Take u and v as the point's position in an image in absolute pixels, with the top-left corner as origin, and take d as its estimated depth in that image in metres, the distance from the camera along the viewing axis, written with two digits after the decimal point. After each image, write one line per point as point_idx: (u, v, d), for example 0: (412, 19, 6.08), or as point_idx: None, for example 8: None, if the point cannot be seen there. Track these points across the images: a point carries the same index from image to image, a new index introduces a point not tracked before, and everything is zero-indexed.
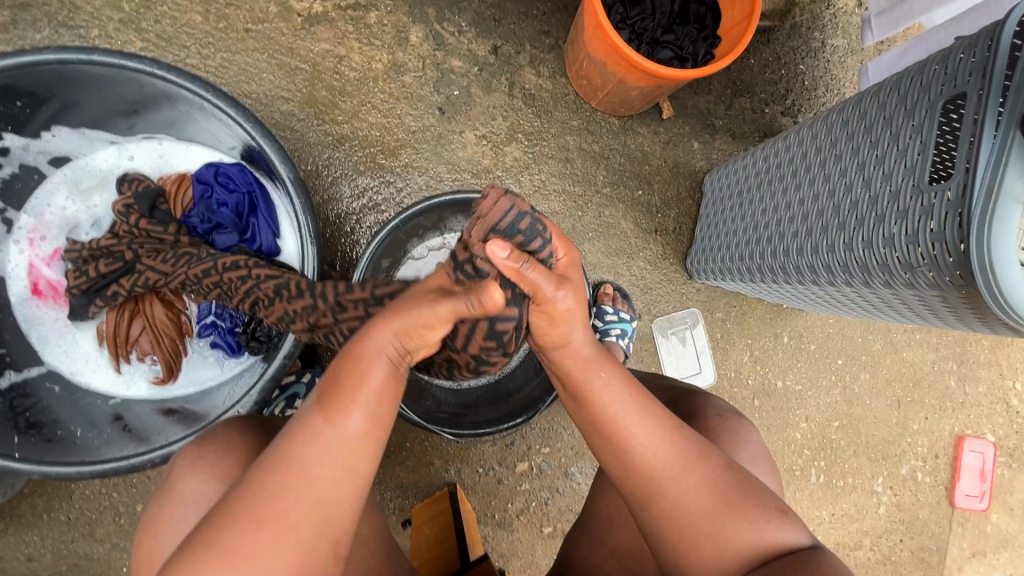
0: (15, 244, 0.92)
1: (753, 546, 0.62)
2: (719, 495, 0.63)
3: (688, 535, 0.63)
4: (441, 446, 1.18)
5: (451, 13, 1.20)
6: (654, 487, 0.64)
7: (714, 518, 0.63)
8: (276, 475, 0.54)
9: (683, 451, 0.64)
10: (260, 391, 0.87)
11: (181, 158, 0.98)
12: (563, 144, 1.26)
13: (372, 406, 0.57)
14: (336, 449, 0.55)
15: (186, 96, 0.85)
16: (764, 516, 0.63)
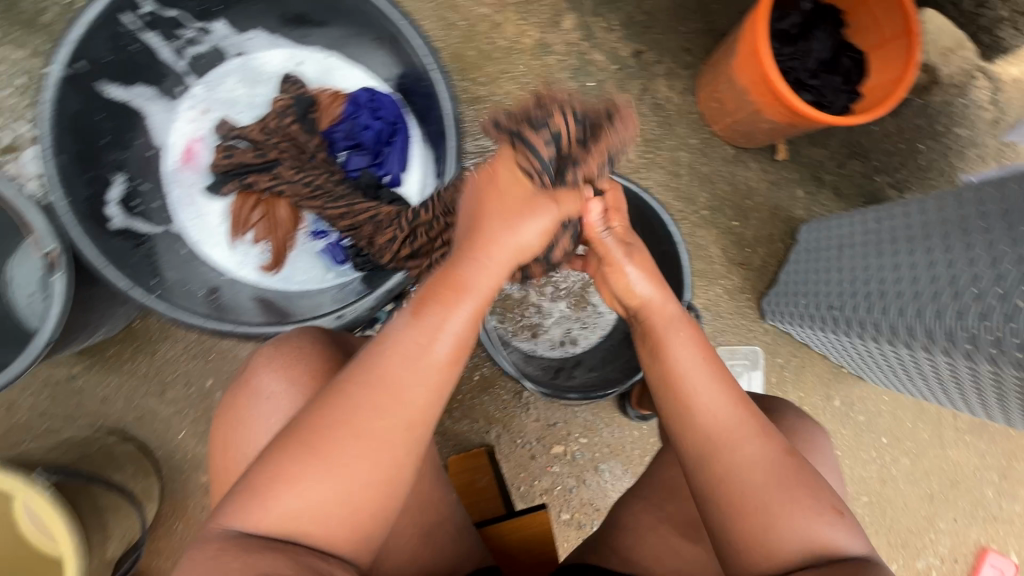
0: (183, 114, 1.00)
1: (810, 540, 0.63)
2: (777, 475, 0.65)
3: (750, 508, 0.64)
4: (489, 409, 1.22)
5: (606, 10, 1.26)
6: (720, 453, 0.66)
7: (767, 492, 0.64)
8: (375, 397, 0.58)
9: (750, 426, 0.68)
10: (374, 301, 0.92)
11: (343, 77, 1.04)
12: (676, 158, 1.29)
13: (465, 324, 0.61)
14: (428, 373, 0.60)
15: (379, 20, 0.89)
16: (821, 513, 0.64)
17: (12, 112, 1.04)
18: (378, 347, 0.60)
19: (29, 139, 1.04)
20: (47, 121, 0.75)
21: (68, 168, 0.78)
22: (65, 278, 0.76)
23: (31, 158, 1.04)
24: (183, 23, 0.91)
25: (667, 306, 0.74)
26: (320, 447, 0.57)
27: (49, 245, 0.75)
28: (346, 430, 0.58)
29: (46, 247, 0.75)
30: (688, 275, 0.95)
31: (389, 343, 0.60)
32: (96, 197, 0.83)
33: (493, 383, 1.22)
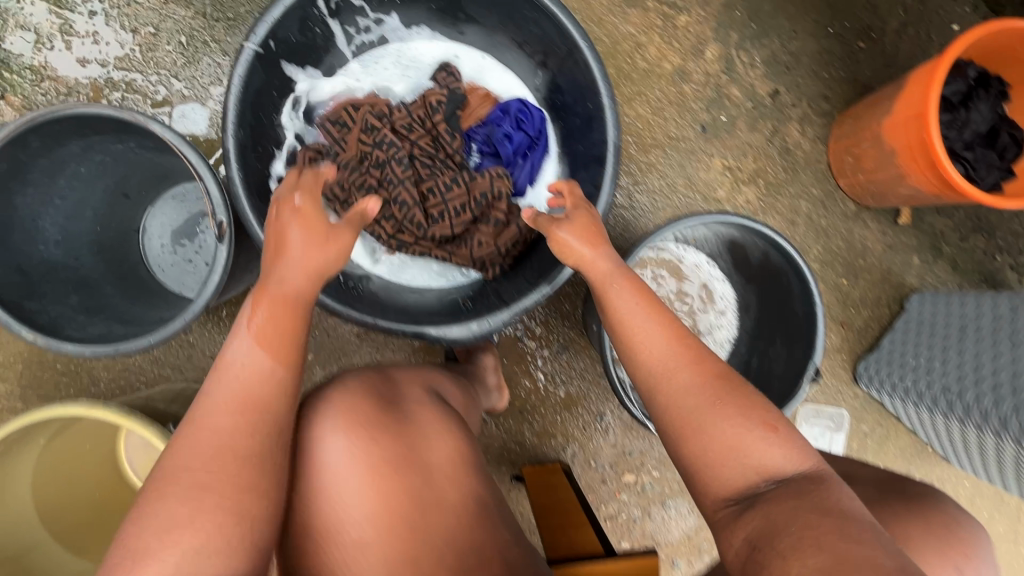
0: (337, 92, 0.96)
1: (756, 458, 0.62)
2: (705, 393, 0.66)
3: (690, 427, 0.65)
4: (568, 426, 1.22)
5: (751, 45, 1.23)
6: (658, 383, 0.70)
7: (699, 412, 0.65)
8: (224, 400, 0.59)
9: (687, 355, 0.69)
10: (507, 315, 0.84)
11: (495, 79, 0.99)
12: (795, 207, 1.26)
13: (266, 329, 0.63)
14: (274, 381, 0.62)
15: (555, 36, 0.85)
16: (762, 430, 0.63)
17: (167, 68, 1.07)
18: (213, 380, 0.61)
19: (179, 96, 1.07)
20: (234, 96, 0.76)
21: (245, 143, 0.80)
22: (227, 249, 0.79)
23: (179, 115, 1.07)
24: (364, 12, 0.91)
25: (600, 263, 0.78)
26: (178, 474, 0.56)
27: (221, 213, 0.78)
28: (206, 453, 0.57)
29: (217, 216, 0.78)
30: (818, 359, 0.90)
31: (223, 367, 0.61)
32: (263, 172, 0.85)
33: (577, 402, 1.22)
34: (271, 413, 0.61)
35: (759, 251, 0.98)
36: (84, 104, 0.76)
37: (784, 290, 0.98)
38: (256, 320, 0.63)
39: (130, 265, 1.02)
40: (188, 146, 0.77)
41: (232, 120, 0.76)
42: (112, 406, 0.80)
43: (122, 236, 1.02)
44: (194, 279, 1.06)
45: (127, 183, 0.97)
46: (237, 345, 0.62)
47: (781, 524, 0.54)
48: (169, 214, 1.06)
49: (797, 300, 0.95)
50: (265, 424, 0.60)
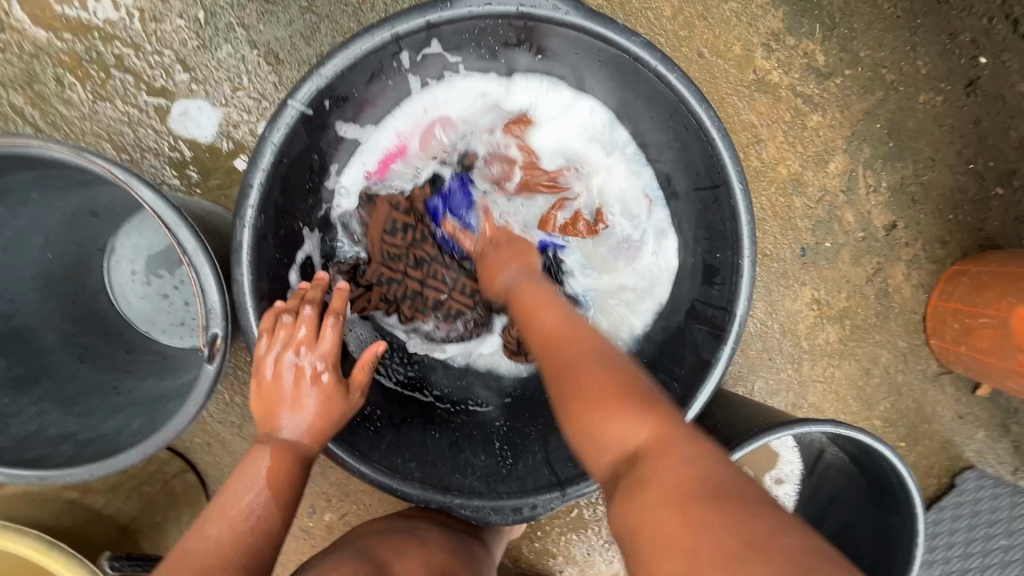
0: (375, 149, 0.72)
1: (620, 433, 0.44)
2: (600, 357, 0.50)
3: (571, 399, 0.48)
4: (572, 551, 1.06)
5: (881, 165, 1.04)
6: (541, 357, 0.53)
7: (578, 368, 0.49)
8: (212, 545, 0.49)
9: (582, 327, 0.54)
10: (564, 498, 0.65)
11: (575, 117, 0.73)
12: (874, 355, 1.08)
13: (275, 467, 0.54)
14: (271, 536, 0.52)
15: (697, 162, 0.65)
16: (637, 400, 0.45)
17: (175, 50, 0.82)
18: (214, 513, 0.52)
19: (183, 89, 0.82)
20: (261, 171, 0.56)
21: (266, 230, 0.59)
22: (215, 371, 0.58)
23: (180, 113, 0.83)
24: (455, 66, 0.69)
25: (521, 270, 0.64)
26: None
27: (215, 327, 0.57)
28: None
29: (210, 329, 0.56)
30: None
31: (226, 505, 0.52)
32: (283, 262, 0.64)
33: (586, 525, 1.05)
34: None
35: (837, 458, 0.88)
36: (45, 143, 0.53)
37: (873, 508, 0.82)
38: (260, 469, 0.54)
39: (88, 297, 0.80)
40: (184, 227, 0.55)
41: (253, 205, 0.56)
42: (29, 535, 0.60)
43: (81, 261, 0.79)
44: (167, 321, 0.84)
45: (96, 201, 0.74)
46: (250, 490, 0.53)
47: (649, 492, 0.39)
48: (146, 233, 0.83)
49: (889, 530, 0.80)
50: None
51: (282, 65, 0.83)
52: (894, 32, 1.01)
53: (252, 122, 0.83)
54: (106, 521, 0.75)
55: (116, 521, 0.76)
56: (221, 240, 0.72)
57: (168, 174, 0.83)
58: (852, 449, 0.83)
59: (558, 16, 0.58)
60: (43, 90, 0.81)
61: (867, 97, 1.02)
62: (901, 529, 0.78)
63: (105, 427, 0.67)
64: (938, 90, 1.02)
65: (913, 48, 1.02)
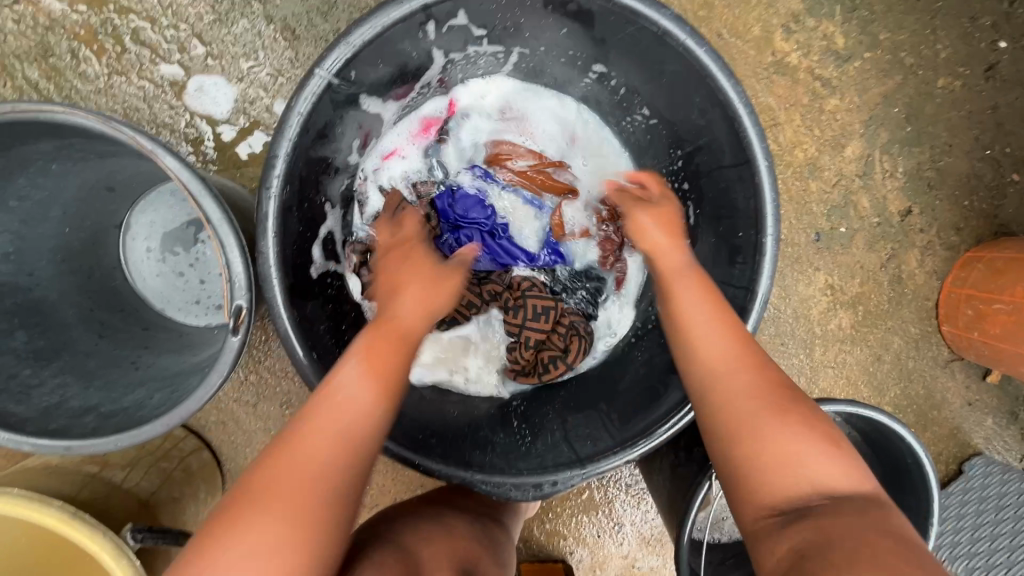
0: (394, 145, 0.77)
1: (796, 464, 0.50)
2: (773, 396, 0.54)
3: (744, 428, 0.53)
4: (582, 533, 1.07)
5: (898, 150, 1.03)
6: (708, 380, 0.57)
7: (760, 411, 0.53)
8: (327, 428, 0.52)
9: (753, 353, 0.57)
10: (587, 475, 0.65)
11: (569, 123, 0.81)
12: (886, 341, 1.08)
13: (375, 356, 0.57)
14: (361, 429, 0.53)
15: (723, 139, 0.65)
16: (820, 441, 0.51)
17: (191, 24, 0.81)
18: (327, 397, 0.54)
19: (199, 64, 0.81)
20: (287, 141, 0.55)
21: (290, 202, 0.58)
22: (239, 343, 0.58)
23: (196, 89, 0.82)
24: (478, 39, 0.68)
25: (674, 255, 0.67)
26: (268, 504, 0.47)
27: (240, 298, 0.56)
28: (258, 482, 0.48)
29: (234, 300, 0.56)
30: None
31: (335, 389, 0.54)
32: (305, 236, 0.64)
33: (596, 507, 1.06)
34: (356, 467, 0.51)
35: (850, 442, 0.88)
36: (70, 110, 0.53)
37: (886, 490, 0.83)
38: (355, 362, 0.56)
39: (105, 273, 0.79)
40: (209, 197, 0.54)
41: (278, 175, 0.55)
42: (54, 505, 0.60)
43: (97, 236, 0.79)
44: (181, 299, 0.84)
45: (113, 175, 0.73)
46: (345, 372, 0.55)
47: (836, 539, 0.44)
48: (161, 210, 0.83)
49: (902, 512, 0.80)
50: (339, 475, 0.50)
51: (299, 41, 0.82)
52: (915, 15, 1.00)
53: (268, 98, 0.82)
54: (125, 494, 0.74)
55: (136, 495, 0.75)
56: (240, 216, 0.72)
57: (183, 151, 0.82)
58: (866, 430, 0.83)
59: None
60: (58, 63, 0.80)
61: (886, 81, 1.01)
62: (914, 511, 0.79)
63: (125, 400, 0.67)
64: (957, 74, 1.02)
65: (933, 31, 1.01)
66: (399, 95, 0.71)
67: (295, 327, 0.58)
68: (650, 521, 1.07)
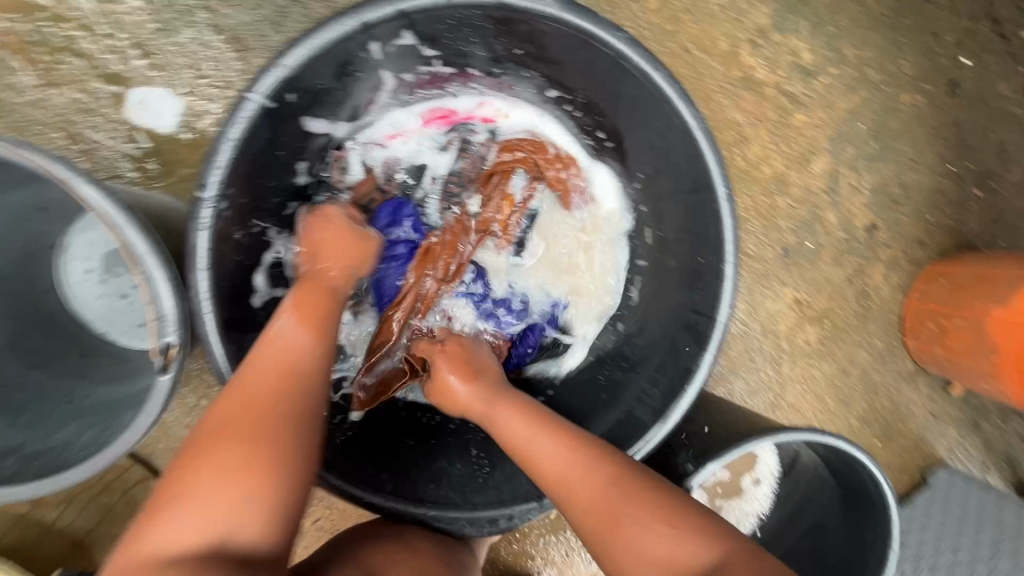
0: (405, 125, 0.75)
1: (647, 546, 0.52)
2: (613, 502, 0.54)
3: (611, 537, 0.53)
4: (552, 551, 1.05)
5: (863, 166, 1.03)
6: (562, 499, 0.56)
7: (615, 530, 0.53)
8: (258, 367, 0.53)
9: (575, 465, 0.56)
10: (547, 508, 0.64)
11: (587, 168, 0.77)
12: (852, 355, 1.09)
13: (305, 316, 0.57)
14: (297, 371, 0.54)
15: (680, 163, 0.63)
16: (668, 517, 0.53)
17: (131, 33, 0.77)
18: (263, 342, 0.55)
19: (140, 76, 0.77)
20: (219, 169, 0.52)
21: (226, 231, 0.55)
22: (171, 381, 0.54)
23: (137, 102, 0.77)
24: (430, 58, 0.65)
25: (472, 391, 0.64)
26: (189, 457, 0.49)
27: (169, 334, 0.53)
28: (216, 430, 0.50)
29: (164, 337, 0.53)
30: None
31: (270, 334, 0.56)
32: (245, 264, 0.61)
33: (565, 526, 1.04)
34: (295, 381, 0.54)
35: (812, 461, 0.89)
36: None
37: (848, 510, 0.83)
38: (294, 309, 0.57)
39: (38, 298, 0.75)
40: (133, 228, 0.51)
41: (209, 205, 0.52)
42: None
43: (29, 259, 0.74)
44: (126, 322, 0.77)
45: (43, 195, 0.69)
46: (278, 320, 0.56)
47: None
48: (100, 229, 0.77)
49: (863, 533, 0.80)
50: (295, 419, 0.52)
51: (247, 52, 0.78)
52: (880, 31, 1.00)
53: (215, 112, 0.78)
54: (59, 536, 0.74)
55: (71, 536, 0.75)
56: (180, 238, 0.68)
57: (125, 167, 0.78)
58: (829, 456, 0.83)
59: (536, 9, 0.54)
60: None
61: (852, 97, 1.01)
62: (875, 532, 0.79)
63: (53, 440, 0.64)
64: (921, 90, 1.02)
65: (898, 48, 1.01)
66: (349, 115, 0.68)
67: (231, 363, 0.55)
68: None
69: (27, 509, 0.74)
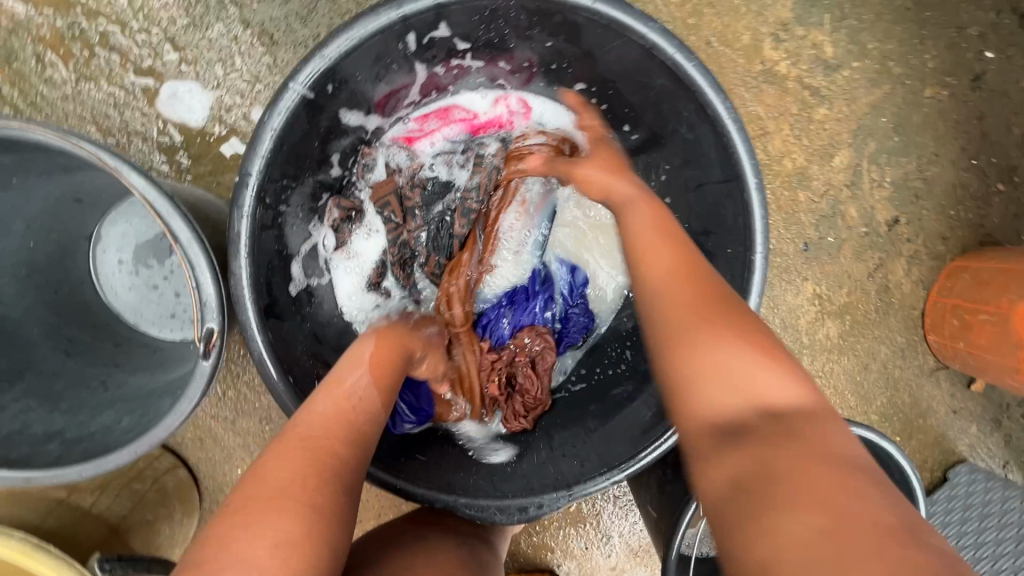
0: (411, 124, 0.76)
1: (746, 384, 0.44)
2: (738, 321, 0.48)
3: (696, 342, 0.47)
4: (572, 545, 1.05)
5: (885, 160, 1.03)
6: (664, 295, 0.51)
7: (717, 330, 0.47)
8: (328, 417, 0.52)
9: (703, 280, 0.52)
10: (576, 497, 0.63)
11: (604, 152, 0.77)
12: (874, 350, 1.08)
13: (378, 378, 0.58)
14: (361, 442, 0.53)
15: (709, 153, 0.63)
16: (774, 362, 0.46)
17: (163, 28, 0.78)
18: (336, 397, 0.54)
19: (173, 70, 0.78)
20: (260, 159, 0.53)
21: (265, 221, 0.56)
22: (211, 368, 0.55)
23: (169, 96, 0.79)
24: (462, 51, 0.66)
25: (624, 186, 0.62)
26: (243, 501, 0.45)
27: (210, 322, 0.54)
28: (270, 482, 0.46)
29: (205, 324, 0.54)
30: None
31: (345, 389, 0.55)
32: (282, 254, 0.62)
33: (584, 520, 1.05)
34: (364, 447, 0.53)
35: None
36: (28, 126, 0.50)
37: None
38: (368, 367, 0.58)
39: (73, 288, 0.76)
40: (177, 216, 0.52)
41: (250, 195, 0.53)
42: (16, 536, 0.59)
43: (64, 249, 0.75)
44: (156, 313, 0.80)
45: (80, 186, 0.71)
46: (354, 374, 0.57)
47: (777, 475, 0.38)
48: (134, 221, 0.79)
49: None
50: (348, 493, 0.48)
51: (276, 47, 0.79)
52: (903, 24, 1.00)
53: (245, 106, 0.79)
54: (97, 521, 0.73)
55: (108, 520, 0.74)
56: (214, 230, 0.69)
57: (157, 160, 0.79)
58: None
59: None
60: (23, 69, 0.77)
61: (874, 91, 1.01)
62: None
63: (92, 425, 0.65)
64: (944, 84, 1.02)
65: (921, 41, 1.01)
66: (382, 109, 0.69)
67: (270, 350, 0.56)
68: (638, 532, 1.06)
69: (65, 494, 0.73)
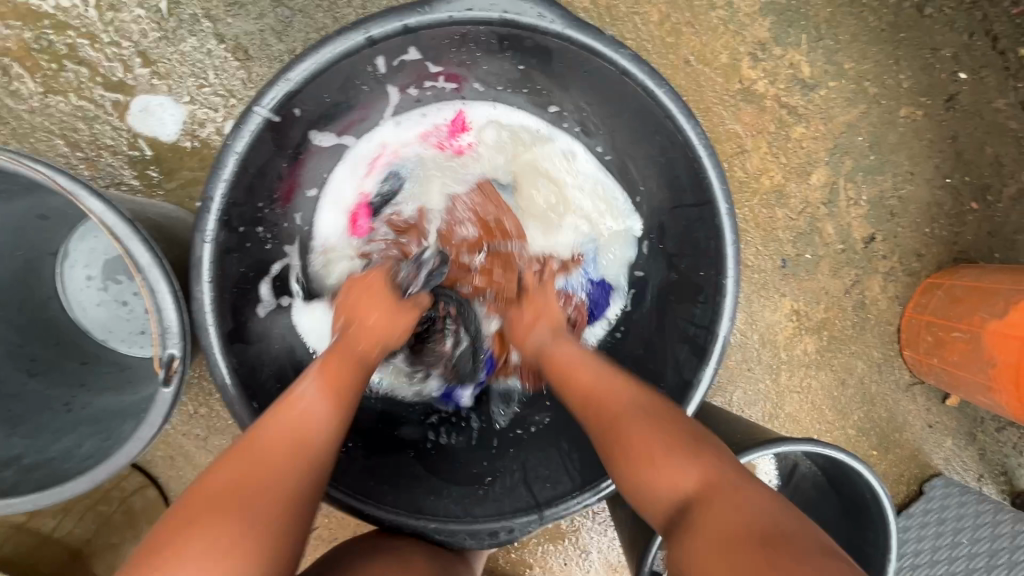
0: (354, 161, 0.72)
1: (678, 478, 0.52)
2: (662, 419, 0.55)
3: (638, 451, 0.54)
4: (551, 561, 1.05)
5: (861, 178, 1.04)
6: (595, 404, 0.59)
7: (648, 434, 0.54)
8: (300, 410, 0.54)
9: (624, 387, 0.59)
10: (552, 519, 0.64)
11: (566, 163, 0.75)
12: (850, 366, 1.09)
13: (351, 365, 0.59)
14: (334, 433, 0.54)
15: (682, 176, 0.63)
16: (690, 447, 0.53)
17: (135, 41, 0.77)
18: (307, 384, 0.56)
19: (144, 84, 0.77)
20: (223, 182, 0.52)
21: (229, 244, 0.56)
22: (172, 395, 0.54)
23: (141, 110, 0.77)
24: (435, 73, 0.66)
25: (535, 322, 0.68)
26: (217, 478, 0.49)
27: (172, 348, 0.53)
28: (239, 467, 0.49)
29: (166, 350, 0.53)
30: None
31: (313, 378, 0.57)
32: (249, 276, 0.61)
33: (563, 535, 1.04)
34: (327, 442, 0.53)
35: (811, 470, 0.89)
36: None
37: (845, 520, 0.82)
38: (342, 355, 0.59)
39: (39, 305, 0.75)
40: (137, 241, 0.51)
41: (213, 219, 0.52)
42: None
43: (30, 266, 0.74)
44: (126, 330, 0.78)
45: (46, 203, 0.69)
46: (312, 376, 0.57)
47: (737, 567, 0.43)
48: (103, 236, 0.77)
49: (860, 543, 0.80)
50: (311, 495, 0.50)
51: (251, 62, 0.78)
52: (878, 45, 1.01)
53: (219, 121, 0.78)
54: (55, 545, 0.75)
55: (67, 545, 0.76)
56: (184, 248, 0.68)
57: (127, 174, 0.78)
58: (827, 463, 0.84)
59: (543, 23, 0.55)
60: None
61: (851, 110, 1.02)
62: (874, 544, 0.79)
63: (51, 450, 0.64)
64: (918, 104, 1.03)
65: (896, 61, 1.02)
66: (354, 128, 0.68)
67: (235, 375, 0.55)
68: (616, 547, 1.05)
69: (24, 520, 0.76)
